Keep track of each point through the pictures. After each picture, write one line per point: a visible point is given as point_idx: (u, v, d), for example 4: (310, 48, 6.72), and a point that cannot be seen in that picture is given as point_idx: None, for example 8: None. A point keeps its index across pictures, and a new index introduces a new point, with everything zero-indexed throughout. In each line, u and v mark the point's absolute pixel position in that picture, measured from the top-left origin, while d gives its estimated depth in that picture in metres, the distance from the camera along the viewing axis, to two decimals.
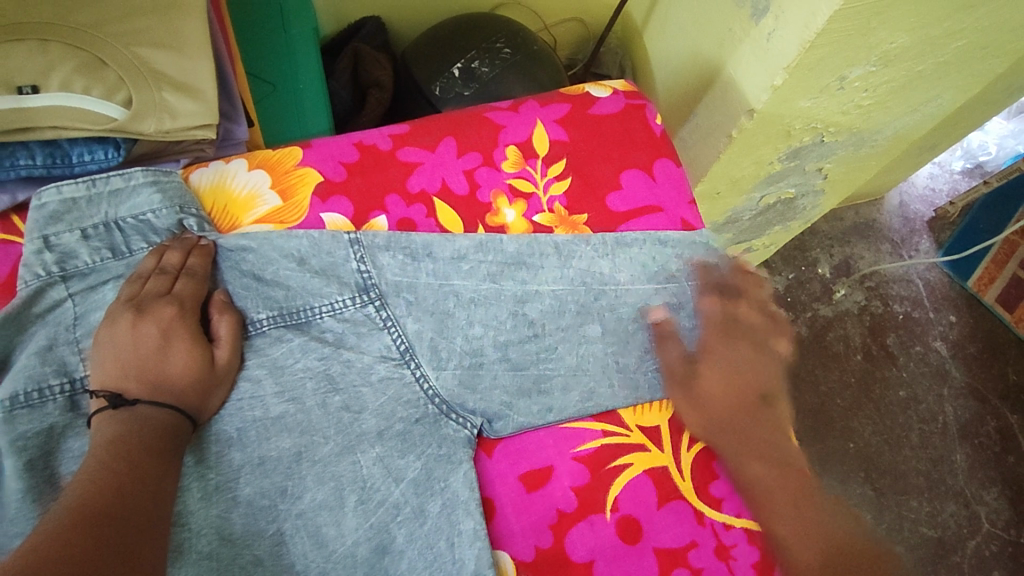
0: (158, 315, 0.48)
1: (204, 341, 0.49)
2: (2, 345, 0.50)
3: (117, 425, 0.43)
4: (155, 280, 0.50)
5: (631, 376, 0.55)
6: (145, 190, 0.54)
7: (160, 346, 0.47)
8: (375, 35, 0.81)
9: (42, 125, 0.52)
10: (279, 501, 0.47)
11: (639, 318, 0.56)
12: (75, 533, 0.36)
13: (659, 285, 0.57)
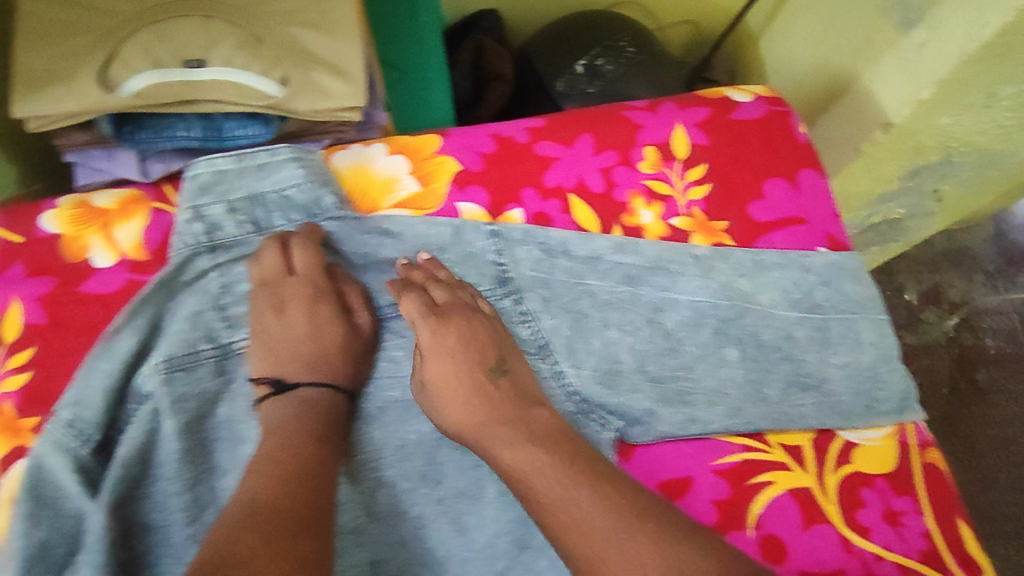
0: (298, 297, 0.52)
1: (351, 315, 0.53)
2: (153, 311, 0.51)
3: (281, 412, 0.48)
4: (275, 259, 0.52)
5: (776, 409, 0.51)
6: (290, 165, 0.54)
7: (310, 329, 0.52)
8: (493, 30, 0.80)
9: (203, 98, 0.52)
10: (419, 485, 0.48)
11: (783, 348, 0.53)
12: (241, 532, 0.38)
13: (803, 315, 0.54)
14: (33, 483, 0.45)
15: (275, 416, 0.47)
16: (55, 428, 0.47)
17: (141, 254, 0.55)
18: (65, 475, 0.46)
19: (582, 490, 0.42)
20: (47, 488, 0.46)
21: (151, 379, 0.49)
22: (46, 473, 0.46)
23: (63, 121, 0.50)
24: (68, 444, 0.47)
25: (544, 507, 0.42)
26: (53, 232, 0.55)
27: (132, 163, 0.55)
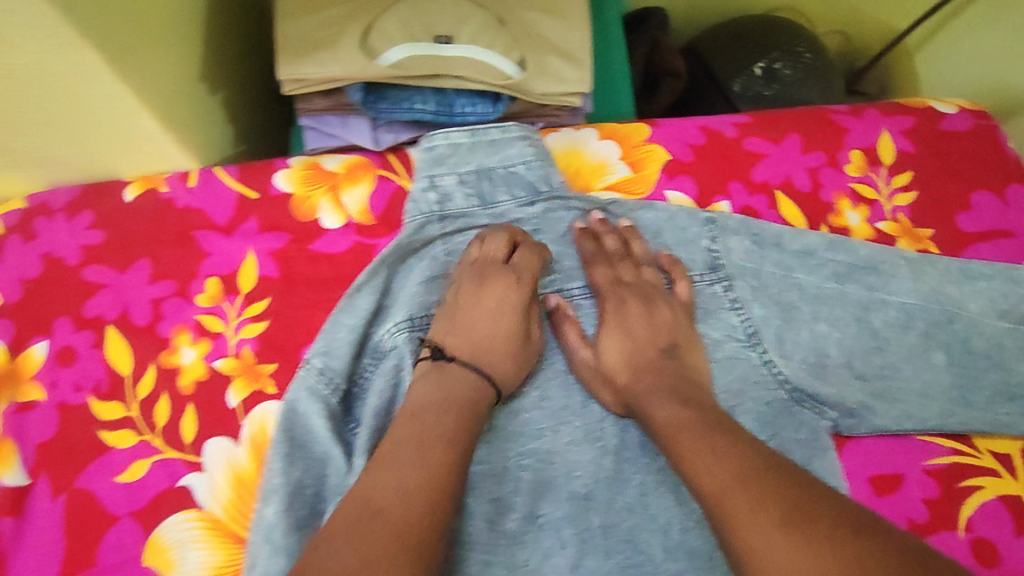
0: (494, 285, 0.52)
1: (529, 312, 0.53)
2: (388, 270, 0.54)
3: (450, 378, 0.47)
4: (497, 245, 0.54)
5: (984, 415, 0.53)
6: (519, 143, 0.57)
7: (494, 314, 0.51)
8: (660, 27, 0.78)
9: (449, 73, 0.54)
10: (642, 455, 0.51)
11: (992, 356, 0.54)
12: (354, 520, 0.36)
13: (1012, 325, 0.55)
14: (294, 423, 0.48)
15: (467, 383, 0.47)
16: (310, 372, 0.50)
17: (367, 218, 0.57)
18: (319, 418, 0.49)
19: (718, 437, 0.43)
20: (304, 428, 0.49)
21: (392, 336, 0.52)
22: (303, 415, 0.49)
23: (319, 85, 0.53)
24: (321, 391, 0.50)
25: (681, 450, 0.44)
26: (285, 190, 0.58)
27: (365, 132, 0.59)
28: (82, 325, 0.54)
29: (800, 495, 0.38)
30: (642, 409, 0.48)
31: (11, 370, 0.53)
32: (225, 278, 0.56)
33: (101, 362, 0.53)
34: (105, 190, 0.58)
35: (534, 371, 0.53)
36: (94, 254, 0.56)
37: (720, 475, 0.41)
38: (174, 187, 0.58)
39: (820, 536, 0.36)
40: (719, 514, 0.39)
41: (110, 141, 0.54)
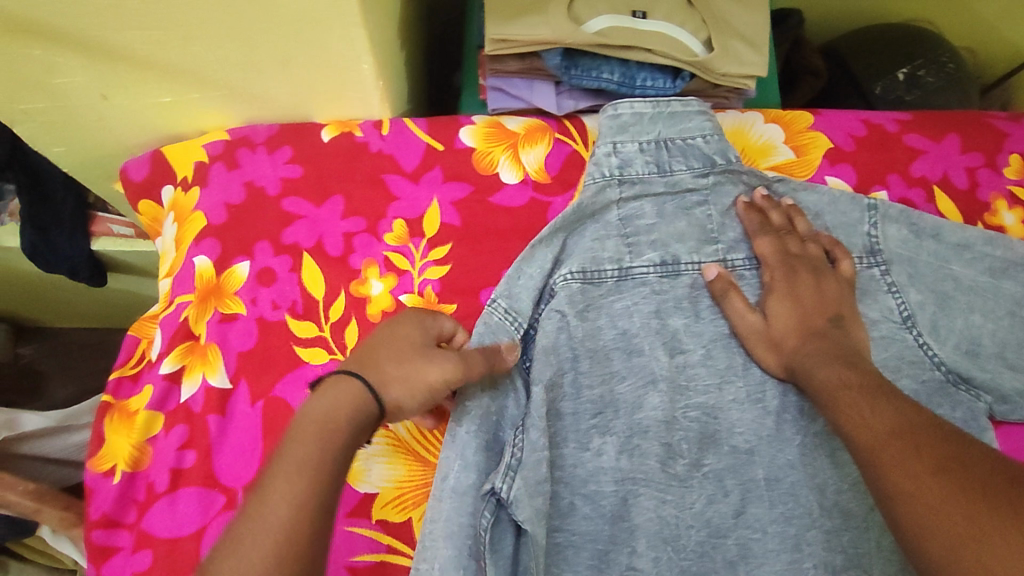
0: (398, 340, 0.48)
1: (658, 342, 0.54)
2: (566, 229, 0.57)
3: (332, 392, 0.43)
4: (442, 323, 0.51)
5: None
6: (699, 117, 0.60)
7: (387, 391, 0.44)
8: (796, 29, 0.80)
9: (641, 45, 0.58)
10: (801, 419, 0.54)
11: None
12: None
13: None
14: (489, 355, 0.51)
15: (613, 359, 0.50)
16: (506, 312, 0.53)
17: (544, 176, 0.61)
18: (507, 357, 0.52)
19: (876, 403, 0.44)
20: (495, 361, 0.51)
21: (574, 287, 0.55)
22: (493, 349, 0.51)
23: (523, 46, 0.56)
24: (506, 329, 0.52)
25: (841, 412, 0.45)
26: (468, 145, 0.61)
27: (548, 98, 0.62)
28: (281, 250, 0.57)
29: (956, 448, 0.38)
30: (805, 373, 0.51)
31: (217, 285, 0.56)
32: (411, 221, 0.59)
33: (298, 285, 0.56)
34: (302, 129, 0.62)
35: (698, 330, 0.56)
36: (291, 186, 0.59)
37: (874, 429, 0.42)
38: (368, 132, 0.61)
39: (971, 483, 0.35)
40: (874, 466, 0.40)
41: (323, 84, 0.58)
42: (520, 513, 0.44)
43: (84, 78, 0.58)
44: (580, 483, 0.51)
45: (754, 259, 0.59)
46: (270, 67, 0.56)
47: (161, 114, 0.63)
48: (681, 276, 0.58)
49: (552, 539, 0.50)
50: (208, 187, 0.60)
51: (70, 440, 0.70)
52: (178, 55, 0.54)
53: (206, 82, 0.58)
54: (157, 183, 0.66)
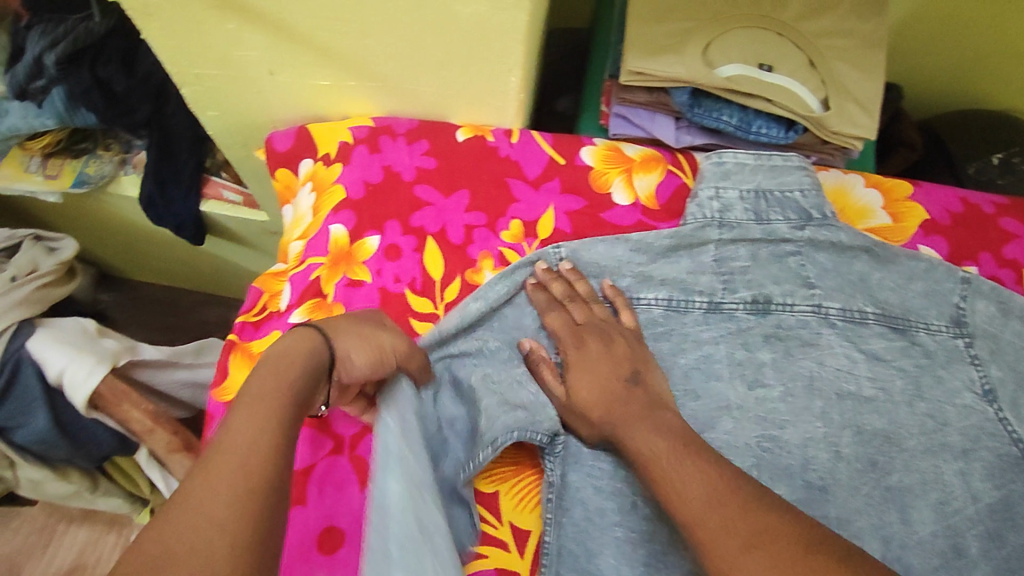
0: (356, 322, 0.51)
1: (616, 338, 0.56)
2: (671, 245, 0.61)
3: (280, 350, 0.45)
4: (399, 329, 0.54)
5: None
6: (798, 172, 0.64)
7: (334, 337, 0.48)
8: (896, 103, 0.84)
9: (763, 95, 0.63)
10: (870, 470, 0.56)
11: None
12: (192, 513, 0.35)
13: None
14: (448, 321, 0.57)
15: (570, 346, 0.57)
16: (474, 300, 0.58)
17: (653, 203, 0.66)
18: (532, 321, 0.60)
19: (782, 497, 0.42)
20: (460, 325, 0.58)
21: (543, 277, 0.60)
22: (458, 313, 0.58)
23: (658, 81, 0.62)
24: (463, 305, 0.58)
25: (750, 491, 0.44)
26: (587, 163, 0.67)
27: (669, 131, 0.67)
28: (408, 230, 0.63)
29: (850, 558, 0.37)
30: (616, 437, 0.51)
31: (348, 252, 0.62)
32: (527, 223, 0.64)
33: (418, 264, 0.62)
34: (440, 128, 0.68)
35: (783, 368, 0.59)
36: (424, 176, 0.66)
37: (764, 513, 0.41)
38: (499, 139, 0.67)
39: None
40: None
41: (469, 88, 0.65)
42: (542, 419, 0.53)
43: (259, 54, 0.65)
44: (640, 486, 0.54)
45: (847, 311, 0.61)
46: (429, 67, 0.63)
47: (315, 96, 0.70)
48: (770, 315, 0.61)
49: (609, 533, 0.53)
50: (350, 165, 0.67)
51: (173, 376, 0.76)
52: (349, 45, 0.61)
53: (366, 71, 0.65)
54: (297, 156, 0.73)
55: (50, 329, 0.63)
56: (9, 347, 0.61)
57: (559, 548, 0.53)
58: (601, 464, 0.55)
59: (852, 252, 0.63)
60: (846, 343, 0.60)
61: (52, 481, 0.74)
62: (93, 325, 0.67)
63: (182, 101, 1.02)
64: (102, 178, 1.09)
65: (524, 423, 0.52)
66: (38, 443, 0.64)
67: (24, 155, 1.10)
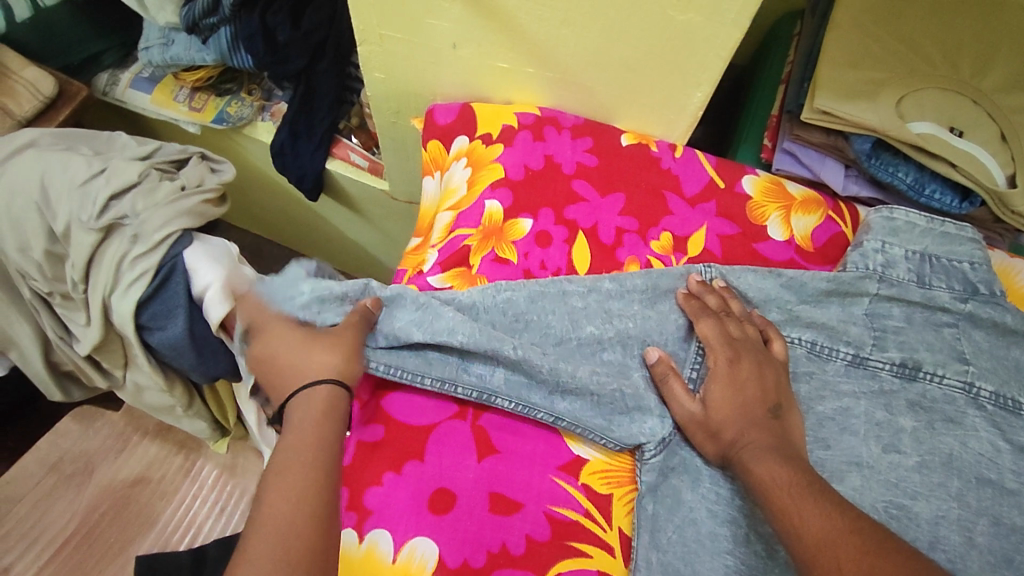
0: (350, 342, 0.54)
1: (735, 344, 0.55)
2: (826, 289, 0.60)
3: (298, 408, 0.50)
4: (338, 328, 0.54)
5: None
6: (970, 245, 0.61)
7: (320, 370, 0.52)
8: None
9: (946, 160, 0.61)
10: (1005, 568, 0.51)
11: None
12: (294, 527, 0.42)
13: None
14: (487, 300, 0.56)
15: (723, 357, 0.55)
16: (563, 280, 0.58)
17: (808, 245, 0.65)
18: (669, 307, 0.59)
19: (861, 522, 0.41)
20: (569, 317, 0.57)
21: (696, 288, 0.59)
22: (560, 298, 0.57)
23: (843, 123, 0.62)
24: (535, 286, 0.58)
25: (788, 505, 0.44)
26: (747, 192, 0.66)
27: (837, 177, 0.67)
28: (561, 221, 0.64)
29: None
30: (739, 462, 0.49)
31: (500, 229, 0.64)
32: (677, 237, 0.64)
33: (566, 256, 0.63)
34: (606, 130, 0.68)
35: (923, 439, 0.55)
36: (583, 172, 0.66)
37: (829, 525, 0.41)
38: (663, 151, 0.68)
39: None
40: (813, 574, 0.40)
41: (653, 95, 0.65)
42: (648, 423, 0.55)
43: (445, 27, 0.67)
44: (757, 521, 0.50)
45: (1000, 397, 0.57)
46: (617, 68, 0.63)
47: (487, 76, 0.72)
48: (916, 382, 0.58)
49: (718, 561, 0.49)
50: (512, 148, 0.68)
51: None
52: (543, 32, 0.62)
53: (549, 59, 0.66)
54: (451, 133, 0.73)
55: (202, 244, 0.65)
56: (167, 253, 0.63)
57: (651, 544, 0.51)
58: (719, 489, 0.52)
59: (1013, 336, 0.59)
60: (994, 428, 0.56)
61: (154, 391, 0.76)
62: (237, 252, 0.68)
63: (336, 62, 1.04)
64: (240, 120, 1.12)
65: (598, 427, 0.54)
66: (167, 349, 0.66)
67: (175, 84, 1.16)
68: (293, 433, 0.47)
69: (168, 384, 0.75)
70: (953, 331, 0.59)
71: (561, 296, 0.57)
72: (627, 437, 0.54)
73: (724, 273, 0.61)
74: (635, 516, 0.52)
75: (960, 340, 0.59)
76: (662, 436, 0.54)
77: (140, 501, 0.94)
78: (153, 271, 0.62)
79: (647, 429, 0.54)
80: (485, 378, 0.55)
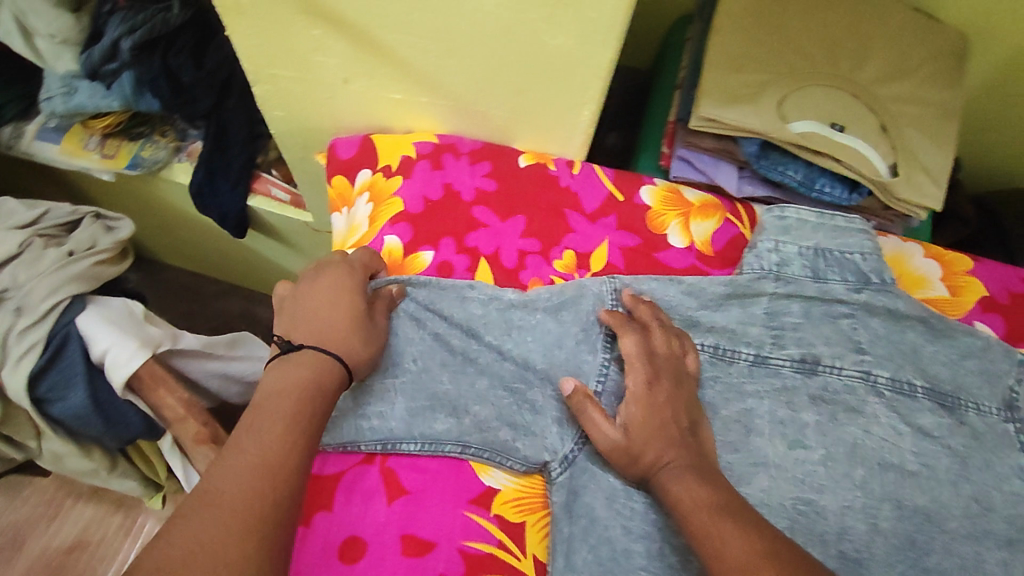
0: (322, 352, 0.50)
1: (652, 358, 0.55)
2: (727, 293, 0.61)
3: (283, 368, 0.48)
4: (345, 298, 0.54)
5: None
6: (859, 236, 0.63)
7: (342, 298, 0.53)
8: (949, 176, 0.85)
9: (831, 155, 0.63)
10: (909, 549, 0.53)
11: None
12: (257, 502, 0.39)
13: None
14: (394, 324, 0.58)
15: (642, 377, 0.54)
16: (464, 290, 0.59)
17: (708, 250, 0.66)
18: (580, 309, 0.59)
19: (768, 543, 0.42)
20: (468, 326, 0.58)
21: (629, 302, 0.58)
22: (459, 305, 0.59)
23: (729, 129, 0.63)
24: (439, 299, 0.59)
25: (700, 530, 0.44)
26: (645, 203, 0.67)
27: (731, 180, 0.68)
28: (463, 249, 0.64)
29: None
30: (658, 483, 0.49)
31: (400, 265, 0.63)
32: (580, 254, 0.64)
33: (469, 284, 0.62)
34: (503, 152, 0.69)
35: (827, 432, 0.57)
36: (483, 197, 0.66)
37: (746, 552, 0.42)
38: (560, 169, 0.68)
39: None
40: None
41: (545, 115, 0.66)
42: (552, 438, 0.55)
43: (334, 62, 0.66)
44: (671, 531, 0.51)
45: (897, 382, 0.59)
46: (507, 90, 0.63)
47: (383, 107, 0.71)
48: (817, 375, 0.59)
49: None
50: (411, 179, 0.68)
51: (205, 367, 0.72)
52: (428, 63, 0.62)
53: (439, 89, 0.65)
54: (356, 167, 0.72)
55: (99, 306, 0.63)
56: (58, 322, 0.62)
57: (565, 565, 0.51)
58: (633, 505, 0.52)
59: (906, 320, 0.61)
60: (894, 414, 0.58)
61: (73, 457, 0.74)
62: (140, 310, 0.67)
63: (243, 96, 1.01)
64: (155, 163, 1.10)
65: (504, 444, 0.55)
66: (72, 419, 0.64)
67: (83, 133, 1.12)
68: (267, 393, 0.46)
69: (86, 450, 0.73)
70: (850, 322, 0.61)
71: (463, 307, 0.59)
72: (531, 455, 0.55)
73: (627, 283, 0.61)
74: (551, 541, 0.52)
75: (858, 330, 0.61)
76: (565, 453, 0.55)
77: (78, 568, 0.91)
78: (44, 341, 0.60)
79: (550, 445, 0.55)
80: (386, 417, 0.55)
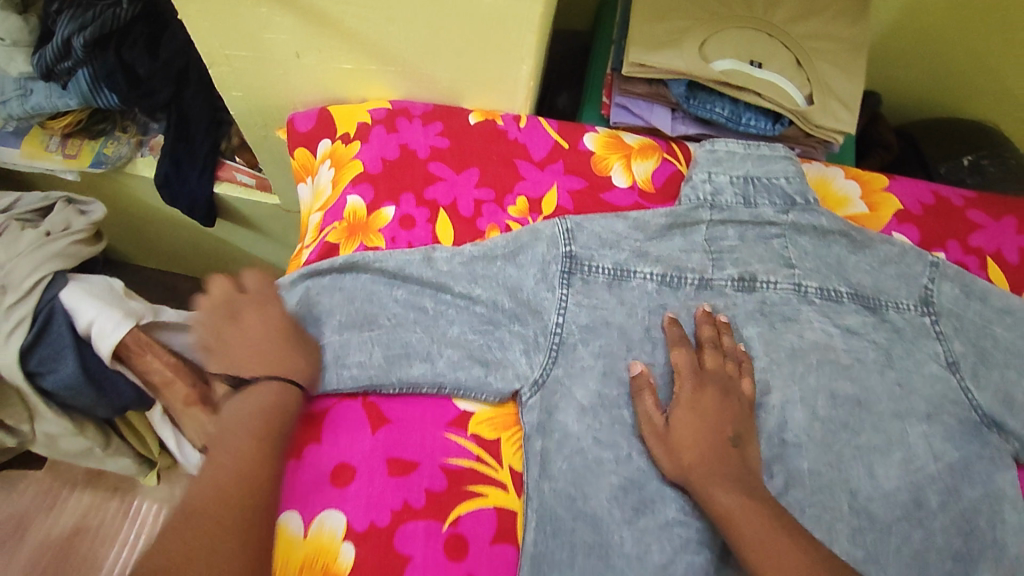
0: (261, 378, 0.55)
1: (700, 371, 0.59)
2: (672, 223, 0.66)
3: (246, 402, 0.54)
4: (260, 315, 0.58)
5: None
6: (784, 162, 0.69)
7: (262, 323, 0.58)
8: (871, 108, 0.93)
9: (751, 89, 0.69)
10: (842, 431, 0.60)
11: None
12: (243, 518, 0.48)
13: None
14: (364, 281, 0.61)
15: (689, 383, 0.58)
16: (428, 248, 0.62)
17: (649, 186, 0.71)
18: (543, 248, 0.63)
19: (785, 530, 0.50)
20: (433, 284, 0.61)
21: (702, 318, 0.62)
22: (426, 261, 0.61)
23: (658, 73, 0.69)
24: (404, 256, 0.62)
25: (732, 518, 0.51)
26: (589, 148, 0.72)
27: (665, 121, 0.74)
28: (422, 203, 0.68)
29: None
30: (700, 485, 0.54)
31: (365, 222, 0.67)
32: (532, 200, 0.69)
33: (430, 233, 0.67)
34: (453, 112, 0.73)
35: (767, 339, 0.63)
36: (438, 154, 0.71)
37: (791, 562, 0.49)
38: (508, 124, 0.73)
39: None
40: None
41: (488, 73, 0.70)
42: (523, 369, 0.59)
43: (285, 38, 0.69)
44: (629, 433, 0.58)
45: (825, 290, 0.66)
46: (451, 53, 0.68)
47: (336, 78, 0.75)
48: (755, 291, 0.65)
49: (603, 480, 0.56)
50: (369, 144, 0.71)
51: None
52: (374, 33, 0.66)
53: (387, 56, 0.70)
54: (315, 137, 0.76)
55: (81, 283, 0.67)
56: (42, 298, 0.65)
57: (541, 472, 0.56)
58: (597, 417, 0.58)
59: (831, 235, 0.67)
60: (823, 317, 0.65)
61: (67, 436, 0.77)
62: (121, 286, 0.70)
63: (202, 86, 1.04)
64: (119, 160, 1.11)
65: (478, 380, 0.59)
66: (64, 391, 0.67)
67: (44, 135, 1.13)
68: (236, 420, 0.53)
69: (79, 427, 0.76)
70: (780, 240, 0.67)
71: (429, 263, 0.61)
72: (503, 386, 0.59)
73: (577, 221, 0.64)
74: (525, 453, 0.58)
75: (787, 246, 0.67)
76: (534, 378, 0.60)
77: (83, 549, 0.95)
78: (31, 316, 0.64)
79: (520, 373, 0.59)
80: (364, 366, 0.58)
